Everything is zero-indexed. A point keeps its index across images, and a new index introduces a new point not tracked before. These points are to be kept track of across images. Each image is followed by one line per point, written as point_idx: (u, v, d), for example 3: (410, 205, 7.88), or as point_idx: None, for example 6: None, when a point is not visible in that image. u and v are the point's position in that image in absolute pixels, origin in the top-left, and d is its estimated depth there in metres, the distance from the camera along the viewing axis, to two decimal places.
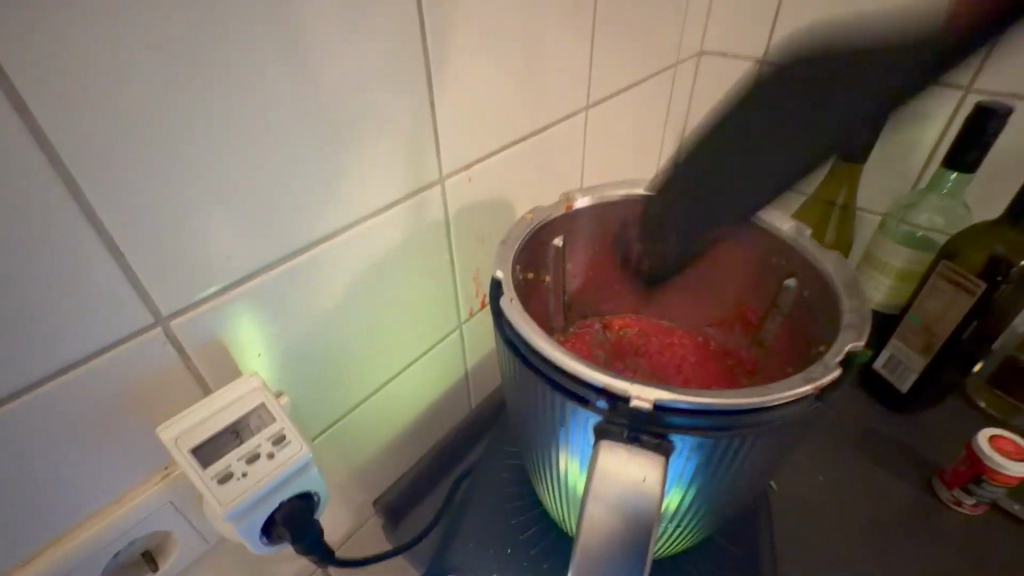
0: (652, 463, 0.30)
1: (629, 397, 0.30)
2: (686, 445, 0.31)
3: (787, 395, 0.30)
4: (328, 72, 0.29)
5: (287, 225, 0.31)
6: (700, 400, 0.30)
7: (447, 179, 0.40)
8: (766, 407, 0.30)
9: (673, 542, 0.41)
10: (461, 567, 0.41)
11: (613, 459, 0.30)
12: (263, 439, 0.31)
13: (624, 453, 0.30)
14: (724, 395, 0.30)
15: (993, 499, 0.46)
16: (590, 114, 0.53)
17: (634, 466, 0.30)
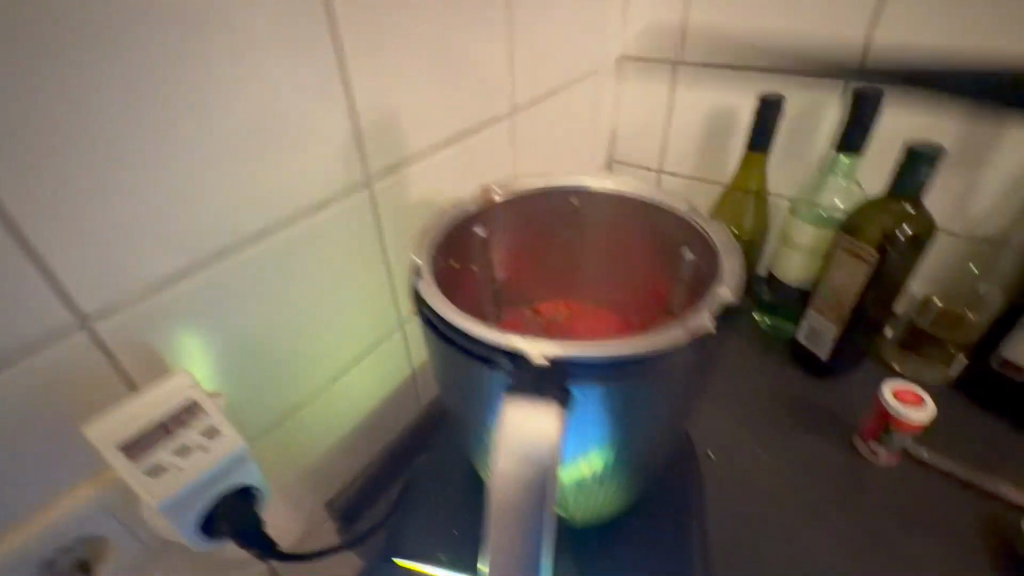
0: (552, 416, 0.26)
1: (525, 352, 0.27)
2: (585, 395, 0.28)
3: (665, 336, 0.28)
4: (221, 90, 0.32)
5: (207, 230, 0.34)
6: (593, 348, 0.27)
7: (373, 180, 0.44)
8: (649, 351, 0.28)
9: (598, 509, 0.40)
10: (413, 549, 0.45)
11: (516, 417, 0.26)
12: (194, 431, 0.31)
13: (525, 410, 0.26)
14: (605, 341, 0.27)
15: (902, 446, 0.54)
16: (516, 119, 0.58)
17: (534, 421, 0.26)
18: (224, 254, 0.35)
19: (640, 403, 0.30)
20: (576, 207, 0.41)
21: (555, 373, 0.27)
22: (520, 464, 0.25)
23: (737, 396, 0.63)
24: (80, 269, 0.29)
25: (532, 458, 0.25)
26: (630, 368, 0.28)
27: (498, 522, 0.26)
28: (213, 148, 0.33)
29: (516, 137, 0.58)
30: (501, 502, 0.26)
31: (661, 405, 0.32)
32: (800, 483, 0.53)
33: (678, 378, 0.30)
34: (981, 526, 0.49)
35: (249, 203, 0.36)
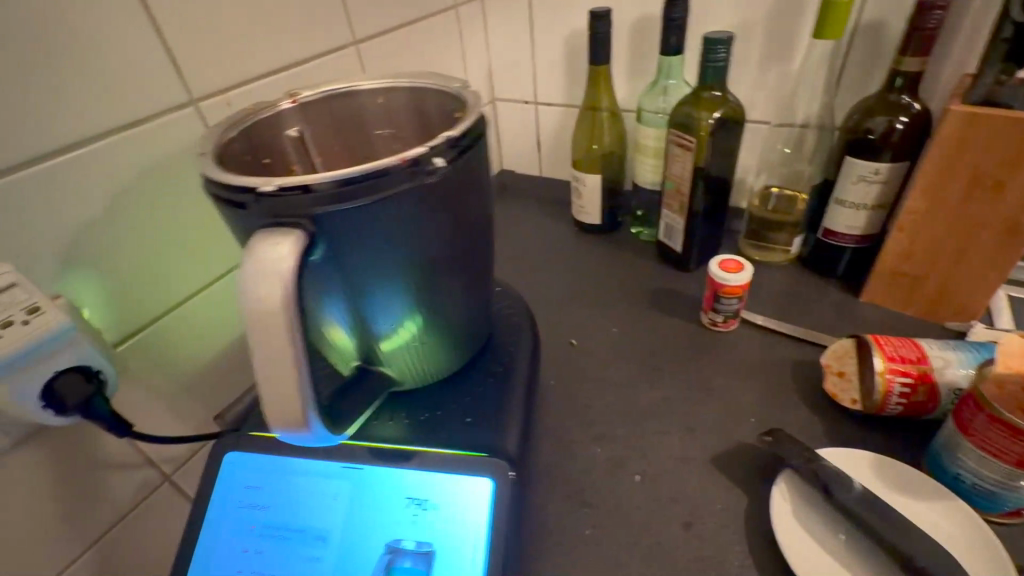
0: (287, 238, 0.30)
1: (270, 187, 0.31)
2: (332, 225, 0.32)
3: (395, 163, 0.32)
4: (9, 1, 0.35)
5: (21, 135, 0.37)
6: (328, 177, 0.31)
7: (203, 102, 0.47)
8: (379, 175, 0.32)
9: (424, 369, 0.45)
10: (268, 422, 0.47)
11: (259, 244, 0.30)
12: (15, 310, 0.34)
13: (267, 238, 0.30)
14: (336, 170, 0.31)
15: (735, 311, 0.60)
16: (362, 49, 0.61)
17: (274, 246, 0.30)
18: (40, 160, 0.38)
19: (397, 233, 0.35)
20: (383, 105, 0.43)
21: (292, 201, 0.31)
22: (264, 283, 0.29)
23: (604, 295, 0.69)
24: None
25: (271, 277, 0.29)
26: (363, 191, 0.32)
27: (256, 333, 0.30)
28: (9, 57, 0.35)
29: (364, 66, 0.62)
30: (256, 318, 0.29)
31: (427, 236, 0.37)
32: (648, 356, 0.60)
33: (428, 203, 0.35)
34: (797, 368, 0.56)
35: (60, 114, 0.38)
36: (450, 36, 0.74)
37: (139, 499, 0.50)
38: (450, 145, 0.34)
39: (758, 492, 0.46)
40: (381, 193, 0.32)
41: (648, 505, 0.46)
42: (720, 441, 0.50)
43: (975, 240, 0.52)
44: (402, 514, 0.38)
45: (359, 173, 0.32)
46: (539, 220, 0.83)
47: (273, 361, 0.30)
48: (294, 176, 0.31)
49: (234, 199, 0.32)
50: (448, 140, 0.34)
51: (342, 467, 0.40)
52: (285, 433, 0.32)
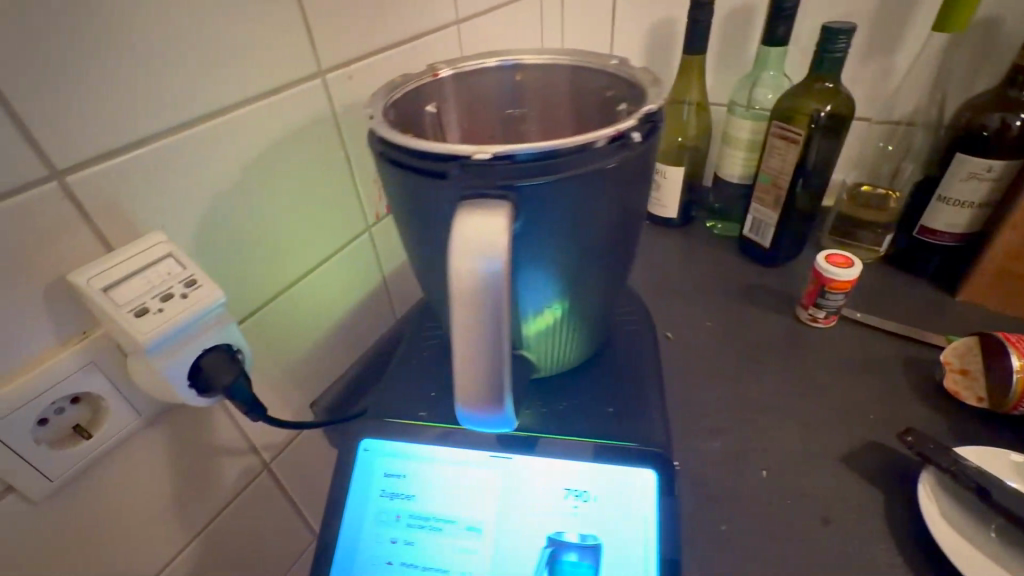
0: (497, 210, 0.28)
1: (474, 154, 0.29)
2: (531, 199, 0.30)
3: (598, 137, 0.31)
4: None
5: (173, 97, 0.35)
6: (536, 147, 0.29)
7: (328, 74, 0.45)
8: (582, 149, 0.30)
9: (561, 357, 0.43)
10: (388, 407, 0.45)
11: (469, 215, 0.28)
12: (174, 282, 0.33)
13: (476, 209, 0.28)
14: (543, 140, 0.30)
15: (839, 308, 0.59)
16: (463, 29, 0.59)
17: (484, 218, 0.28)
18: (188, 125, 0.36)
19: (583, 212, 0.33)
20: (519, 84, 0.41)
21: (498, 172, 0.30)
22: (477, 255, 0.28)
23: (693, 288, 0.67)
24: (45, 108, 0.29)
25: (486, 249, 0.27)
26: (566, 165, 0.31)
27: (461, 307, 0.29)
28: (168, 13, 0.33)
29: (464, 46, 0.59)
30: (464, 292, 0.28)
31: (603, 217, 0.35)
32: (752, 350, 0.58)
33: (616, 182, 0.33)
34: (908, 365, 0.55)
35: (210, 77, 0.36)
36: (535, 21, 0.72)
37: (241, 487, 0.48)
38: (645, 122, 0.32)
39: (895, 490, 0.45)
40: (582, 168, 0.31)
41: (783, 501, 0.45)
42: (844, 438, 0.49)
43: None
44: (561, 503, 0.37)
45: (562, 147, 0.30)
46: None
47: (477, 339, 0.29)
48: (501, 145, 0.29)
49: (430, 168, 0.31)
50: (642, 115, 0.32)
51: (490, 455, 0.39)
52: (472, 414, 0.31)
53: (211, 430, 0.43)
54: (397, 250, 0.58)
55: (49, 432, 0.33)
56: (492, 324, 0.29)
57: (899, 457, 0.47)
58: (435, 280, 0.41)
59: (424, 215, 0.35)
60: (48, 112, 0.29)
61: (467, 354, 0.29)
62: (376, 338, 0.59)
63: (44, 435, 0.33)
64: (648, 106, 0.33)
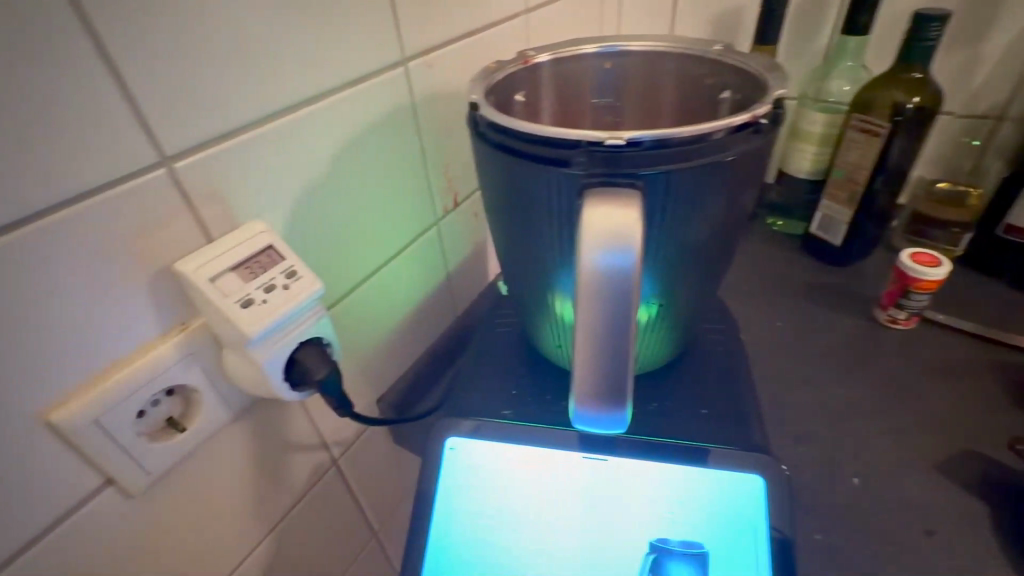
0: (627, 199, 0.27)
1: (600, 141, 0.28)
2: (656, 189, 0.29)
3: (727, 125, 0.29)
4: None
5: (272, 83, 0.34)
6: (666, 133, 0.28)
7: (410, 62, 0.44)
8: (712, 137, 0.29)
9: (650, 357, 0.42)
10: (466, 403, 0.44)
11: (599, 203, 0.27)
12: (276, 273, 0.32)
13: (605, 197, 0.27)
14: (673, 127, 0.28)
15: (921, 309, 0.56)
16: (532, 18, 0.58)
17: (614, 207, 0.27)
18: (285, 112, 0.35)
19: (701, 205, 0.31)
20: (608, 71, 0.40)
21: (626, 160, 0.28)
22: (609, 246, 0.26)
23: (759, 287, 0.65)
24: (158, 90, 0.28)
25: (619, 239, 0.26)
26: (695, 154, 0.29)
27: (587, 302, 0.27)
28: None
29: (533, 36, 0.58)
30: (591, 286, 0.27)
31: (719, 211, 0.33)
32: (828, 353, 0.56)
33: (740, 173, 0.31)
34: (1000, 371, 0.52)
35: (306, 63, 0.35)
36: None
37: (311, 483, 0.47)
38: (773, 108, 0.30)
39: (1000, 502, 0.42)
40: (712, 158, 0.29)
41: (880, 511, 0.42)
42: (939, 446, 0.47)
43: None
44: (660, 507, 0.35)
45: (693, 135, 0.28)
46: None
47: (603, 335, 0.27)
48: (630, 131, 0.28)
49: (549, 156, 0.29)
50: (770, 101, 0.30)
51: (582, 456, 0.37)
52: (589, 414, 0.29)
53: (288, 425, 0.43)
54: (461, 245, 0.57)
55: (146, 424, 0.32)
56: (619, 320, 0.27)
57: (1001, 467, 0.44)
58: (526, 274, 0.39)
59: (528, 206, 0.33)
60: (160, 94, 0.28)
61: (589, 351, 0.28)
62: (439, 334, 0.58)
63: (142, 427, 0.32)
64: (775, 93, 0.31)
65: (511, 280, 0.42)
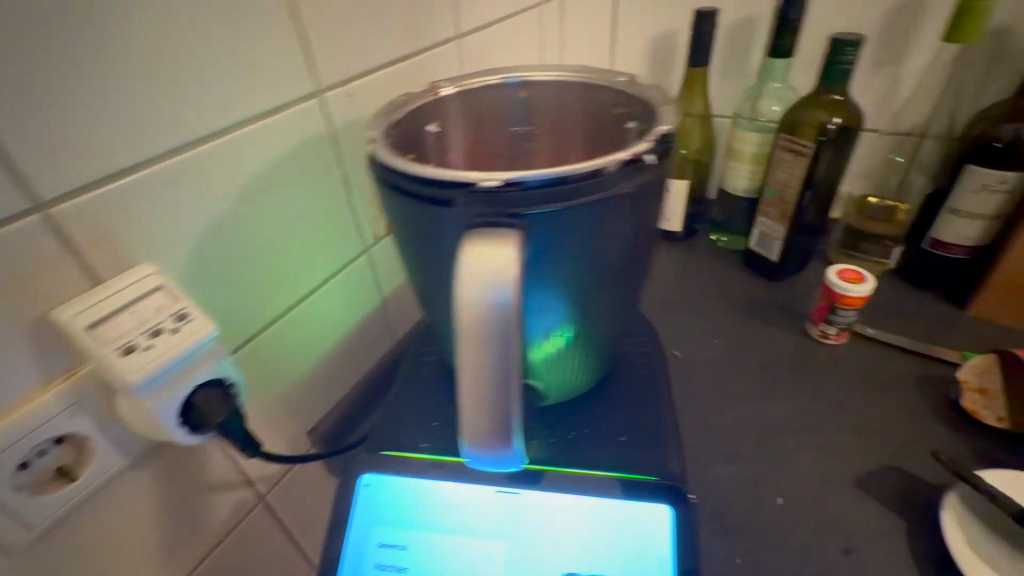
0: (504, 240, 0.27)
1: (480, 182, 0.28)
2: (543, 228, 0.29)
3: (606, 162, 0.29)
4: None
5: (165, 121, 0.33)
6: (545, 173, 0.28)
7: (325, 92, 0.43)
8: (592, 175, 0.29)
9: (568, 384, 0.42)
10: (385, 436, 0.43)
11: (477, 246, 0.27)
12: (163, 316, 0.31)
13: (484, 239, 0.27)
14: (551, 166, 0.28)
15: (849, 324, 0.57)
16: (464, 43, 0.58)
17: (491, 249, 0.27)
18: (180, 149, 0.34)
19: (594, 237, 0.32)
20: (524, 100, 0.40)
21: (510, 198, 0.28)
22: (483, 289, 0.26)
23: (699, 305, 0.66)
24: (27, 133, 0.27)
25: (493, 283, 0.26)
26: (578, 192, 0.29)
27: (468, 344, 0.27)
28: (159, 34, 0.32)
29: (466, 60, 0.58)
30: (470, 326, 0.27)
31: (616, 242, 0.33)
32: (761, 369, 0.57)
33: (629, 208, 0.31)
34: (923, 383, 0.54)
35: (202, 98, 0.35)
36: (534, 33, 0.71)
37: (235, 521, 0.46)
38: (655, 145, 0.31)
39: (915, 516, 0.43)
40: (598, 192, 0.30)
41: (799, 530, 0.43)
42: (861, 462, 0.47)
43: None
44: (570, 543, 0.35)
45: (574, 173, 0.28)
46: None
47: (484, 375, 0.27)
48: (508, 172, 0.28)
49: (437, 193, 0.29)
50: (652, 138, 0.31)
51: (495, 490, 0.37)
52: (480, 454, 0.29)
53: (203, 465, 0.42)
54: (395, 271, 0.57)
55: (31, 477, 0.31)
56: (500, 360, 0.27)
57: (918, 481, 0.45)
58: (440, 307, 0.39)
59: (425, 242, 0.33)
60: (31, 137, 0.27)
61: (474, 394, 0.27)
62: (375, 361, 0.57)
63: (24, 480, 0.31)
64: (659, 129, 0.31)
65: (429, 312, 0.42)
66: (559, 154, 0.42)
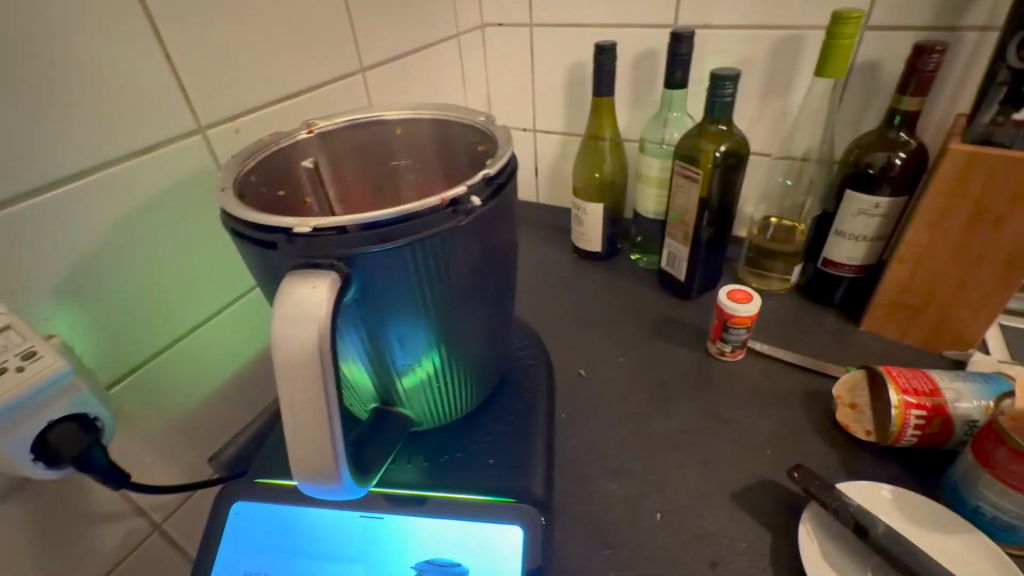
0: (320, 281, 0.28)
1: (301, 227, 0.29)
2: (369, 266, 0.31)
3: (428, 203, 0.31)
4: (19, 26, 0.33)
5: (25, 164, 0.34)
6: (364, 216, 0.30)
7: (209, 129, 0.45)
8: (414, 216, 0.31)
9: (442, 408, 0.43)
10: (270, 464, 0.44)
11: (294, 288, 0.28)
12: (10, 355, 0.32)
13: (301, 282, 0.28)
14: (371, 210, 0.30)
15: (743, 342, 0.60)
16: (369, 76, 0.60)
17: (306, 290, 0.28)
18: (43, 191, 0.35)
19: (430, 273, 0.34)
20: (399, 135, 0.42)
21: (332, 241, 0.30)
22: (294, 329, 0.27)
23: (609, 324, 0.68)
24: None
25: (304, 322, 0.27)
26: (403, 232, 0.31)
27: (287, 381, 0.28)
28: (15, 83, 0.33)
29: (371, 92, 0.61)
30: (286, 365, 0.28)
31: (459, 274, 0.35)
32: (659, 386, 0.59)
33: (462, 243, 0.33)
34: (807, 398, 0.56)
35: (66, 141, 0.36)
36: (451, 63, 0.74)
37: (125, 552, 0.46)
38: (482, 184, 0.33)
39: (781, 527, 0.45)
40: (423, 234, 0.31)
41: (673, 544, 0.45)
42: (741, 476, 0.50)
43: (974, 273, 0.54)
44: (424, 561, 0.36)
45: (394, 215, 0.30)
46: (538, 248, 0.83)
47: (302, 408, 0.28)
48: (327, 216, 0.29)
49: (266, 236, 0.30)
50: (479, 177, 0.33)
51: (360, 514, 0.38)
52: (310, 485, 0.30)
53: (86, 495, 0.42)
54: None
55: None
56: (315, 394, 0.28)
57: (790, 493, 0.48)
58: None
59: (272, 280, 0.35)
60: None
61: (297, 428, 0.29)
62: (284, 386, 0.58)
63: None
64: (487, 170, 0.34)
65: None
66: (433, 187, 0.44)
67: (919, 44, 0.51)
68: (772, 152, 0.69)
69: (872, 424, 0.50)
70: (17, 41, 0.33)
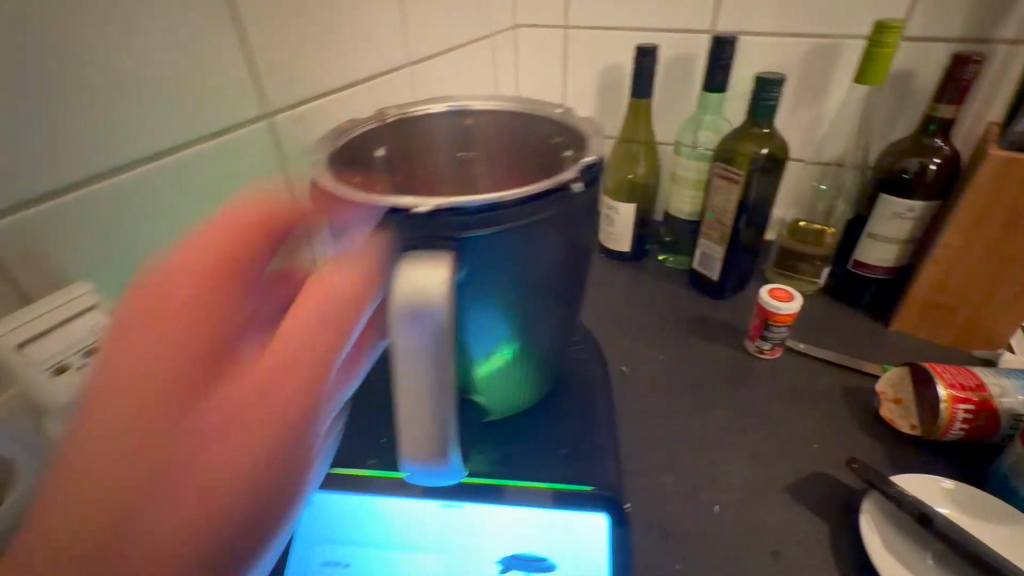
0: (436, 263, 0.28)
1: (413, 207, 0.30)
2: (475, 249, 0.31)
3: (532, 190, 0.32)
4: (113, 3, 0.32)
5: (108, 141, 0.33)
6: (477, 200, 0.30)
7: (274, 115, 0.44)
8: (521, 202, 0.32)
9: (511, 398, 0.43)
10: None
11: (410, 270, 0.28)
12: (98, 335, 0.31)
13: (417, 264, 0.28)
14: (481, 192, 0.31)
15: (782, 340, 0.61)
16: (416, 70, 0.60)
17: (423, 271, 0.28)
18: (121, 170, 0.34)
19: (526, 256, 0.34)
20: (471, 127, 0.42)
21: (442, 223, 0.30)
22: (413, 310, 0.27)
23: (645, 322, 0.69)
24: None
25: (423, 303, 0.27)
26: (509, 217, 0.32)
27: (403, 363, 0.28)
28: (105, 58, 0.32)
29: (417, 86, 0.61)
30: (403, 346, 0.28)
31: (549, 262, 0.36)
32: (700, 382, 0.60)
33: (557, 229, 0.34)
34: (848, 395, 0.57)
35: (146, 119, 0.35)
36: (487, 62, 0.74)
37: None
38: (580, 173, 0.34)
39: (838, 519, 0.46)
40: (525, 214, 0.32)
41: (732, 535, 0.45)
42: (792, 469, 0.50)
43: (1007, 274, 0.56)
44: (511, 556, 0.35)
45: (502, 200, 0.31)
46: None
47: (417, 387, 0.28)
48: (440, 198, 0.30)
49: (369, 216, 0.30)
50: (578, 167, 0.34)
51: (440, 504, 0.38)
52: (419, 467, 0.30)
53: None
54: None
55: None
56: (431, 372, 0.28)
57: (841, 486, 0.49)
58: None
59: None
60: None
61: (411, 411, 0.29)
62: None
63: None
64: (583, 161, 0.35)
65: None
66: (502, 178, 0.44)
67: (957, 54, 0.54)
68: (802, 157, 0.71)
69: (919, 418, 0.51)
70: (110, 15, 0.32)
